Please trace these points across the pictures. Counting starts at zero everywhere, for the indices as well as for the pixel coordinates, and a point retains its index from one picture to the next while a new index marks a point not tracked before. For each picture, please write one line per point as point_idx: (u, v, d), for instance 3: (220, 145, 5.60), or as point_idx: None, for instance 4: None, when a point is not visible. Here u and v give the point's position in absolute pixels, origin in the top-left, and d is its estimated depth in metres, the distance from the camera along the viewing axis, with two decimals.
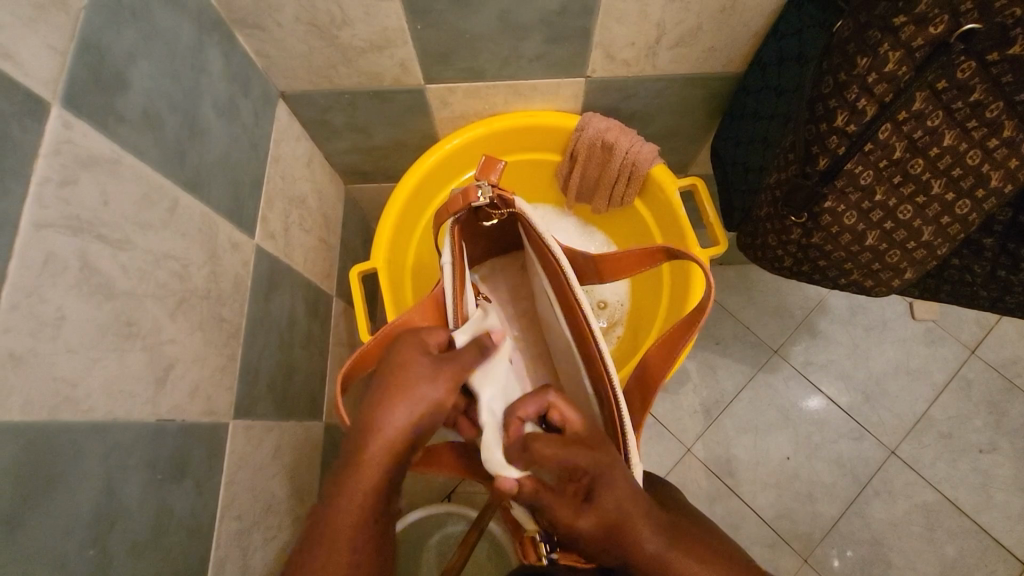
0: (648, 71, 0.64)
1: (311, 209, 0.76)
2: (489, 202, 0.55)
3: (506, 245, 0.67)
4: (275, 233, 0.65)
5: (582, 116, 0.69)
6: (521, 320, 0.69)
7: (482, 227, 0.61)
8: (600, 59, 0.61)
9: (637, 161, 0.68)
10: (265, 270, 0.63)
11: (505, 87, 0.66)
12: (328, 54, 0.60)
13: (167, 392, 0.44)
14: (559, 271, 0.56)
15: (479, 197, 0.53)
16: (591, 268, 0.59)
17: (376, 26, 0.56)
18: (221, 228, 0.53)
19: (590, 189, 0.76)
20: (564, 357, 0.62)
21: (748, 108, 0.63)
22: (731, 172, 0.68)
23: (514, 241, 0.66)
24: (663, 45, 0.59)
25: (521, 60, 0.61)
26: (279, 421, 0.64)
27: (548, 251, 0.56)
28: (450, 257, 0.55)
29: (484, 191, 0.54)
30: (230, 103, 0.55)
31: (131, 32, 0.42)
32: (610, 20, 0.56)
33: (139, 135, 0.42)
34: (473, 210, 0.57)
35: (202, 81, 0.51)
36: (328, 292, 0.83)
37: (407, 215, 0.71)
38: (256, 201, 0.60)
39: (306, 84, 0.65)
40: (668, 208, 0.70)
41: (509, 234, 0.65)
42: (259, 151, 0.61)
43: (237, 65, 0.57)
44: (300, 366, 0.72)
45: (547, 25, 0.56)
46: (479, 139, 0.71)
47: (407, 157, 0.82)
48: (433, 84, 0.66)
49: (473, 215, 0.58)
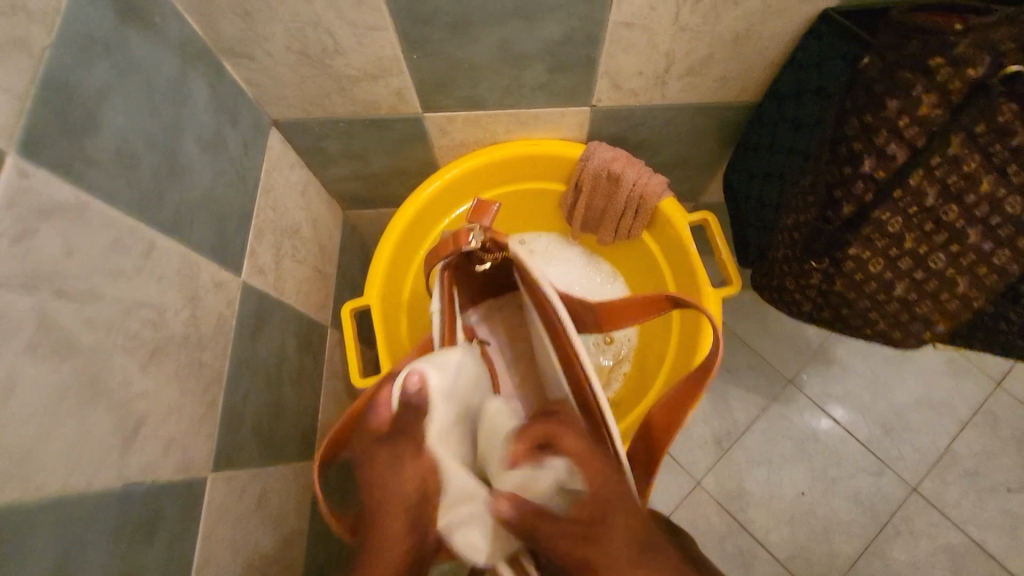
0: (657, 100, 0.61)
1: (305, 238, 0.73)
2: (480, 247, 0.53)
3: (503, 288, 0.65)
4: (264, 268, 0.62)
5: (587, 145, 0.66)
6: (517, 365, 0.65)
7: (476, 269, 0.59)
8: (605, 88, 0.58)
9: (644, 194, 0.65)
10: (252, 307, 0.60)
11: (506, 116, 0.63)
12: (321, 83, 0.58)
13: (136, 450, 0.41)
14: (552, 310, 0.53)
15: (470, 242, 0.52)
16: (590, 319, 0.55)
17: (370, 55, 0.53)
18: (203, 267, 0.51)
19: (595, 220, 0.73)
20: (563, 409, 0.58)
21: (763, 140, 0.59)
22: (745, 205, 0.65)
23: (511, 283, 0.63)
24: (672, 74, 0.56)
25: (523, 89, 0.58)
26: (262, 466, 0.60)
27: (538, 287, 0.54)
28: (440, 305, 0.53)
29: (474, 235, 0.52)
30: (217, 136, 0.53)
31: (102, 68, 0.39)
32: (617, 49, 0.53)
33: (111, 178, 0.40)
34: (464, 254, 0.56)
35: (184, 114, 0.48)
36: (322, 322, 0.80)
37: (403, 247, 0.68)
38: (244, 235, 0.58)
39: (299, 113, 0.63)
40: (677, 245, 0.66)
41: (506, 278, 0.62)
42: (248, 183, 0.58)
43: (224, 95, 0.54)
44: (290, 403, 0.69)
45: (550, 54, 0.53)
46: (480, 168, 0.68)
47: (407, 184, 0.80)
48: (432, 113, 0.63)
49: (465, 259, 0.57)
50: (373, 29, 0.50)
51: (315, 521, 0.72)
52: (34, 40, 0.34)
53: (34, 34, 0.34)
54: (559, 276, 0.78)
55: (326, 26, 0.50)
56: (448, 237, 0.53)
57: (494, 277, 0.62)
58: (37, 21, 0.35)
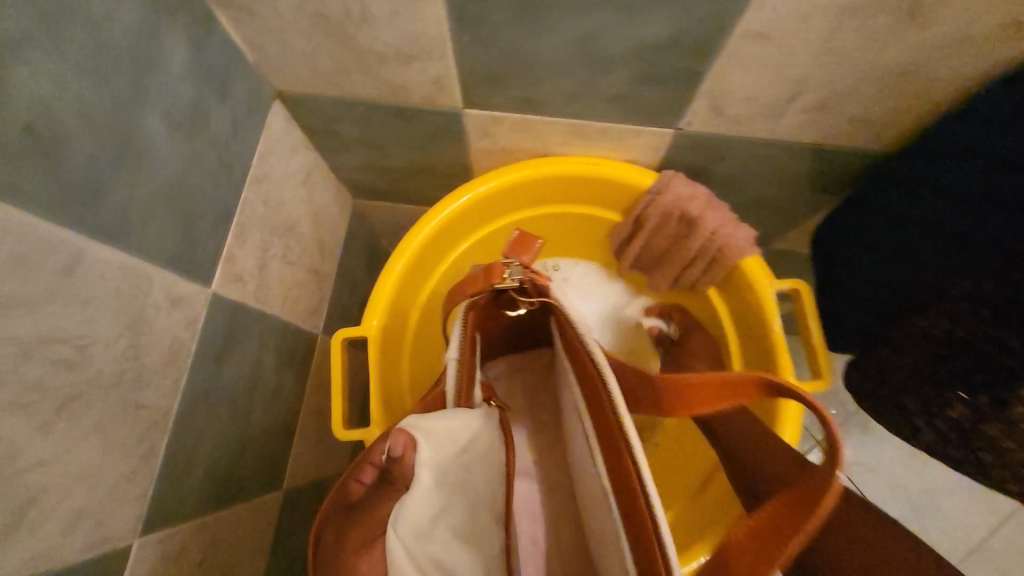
0: (762, 133, 0.47)
1: (302, 235, 0.61)
2: (516, 288, 0.42)
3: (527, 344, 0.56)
4: (244, 274, 0.51)
5: (660, 174, 0.53)
6: (536, 439, 0.54)
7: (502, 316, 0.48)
8: (701, 110, 0.45)
9: (724, 247, 0.52)
10: (222, 324, 0.48)
11: (566, 126, 0.50)
12: (339, 56, 0.45)
13: (22, 536, 0.31)
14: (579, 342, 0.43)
15: (506, 278, 0.41)
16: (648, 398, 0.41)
17: (406, 30, 0.40)
18: (156, 280, 0.39)
19: (649, 263, 0.60)
20: (593, 506, 0.42)
21: (886, 203, 0.46)
22: (840, 274, 0.53)
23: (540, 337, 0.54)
24: (794, 106, 0.43)
25: (595, 98, 0.45)
26: (213, 512, 0.50)
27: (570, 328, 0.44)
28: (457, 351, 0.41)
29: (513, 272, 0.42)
30: (196, 111, 0.41)
31: (21, 11, 0.27)
32: (731, 66, 0.39)
33: (19, 166, 0.28)
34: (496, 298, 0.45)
35: (148, 80, 0.36)
36: (312, 331, 0.68)
37: (416, 267, 0.56)
38: (220, 236, 0.46)
39: (309, 88, 0.50)
40: (752, 314, 0.54)
41: (532, 331, 0.53)
42: (234, 172, 0.46)
43: (212, 56, 0.42)
44: (259, 431, 0.58)
45: (642, 60, 0.40)
46: (525, 184, 0.56)
47: (431, 183, 0.67)
48: (474, 110, 0.50)
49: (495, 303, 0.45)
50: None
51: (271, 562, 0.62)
52: None
53: None
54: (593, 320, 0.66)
55: None
56: (480, 273, 0.42)
57: (519, 328, 0.52)
58: None
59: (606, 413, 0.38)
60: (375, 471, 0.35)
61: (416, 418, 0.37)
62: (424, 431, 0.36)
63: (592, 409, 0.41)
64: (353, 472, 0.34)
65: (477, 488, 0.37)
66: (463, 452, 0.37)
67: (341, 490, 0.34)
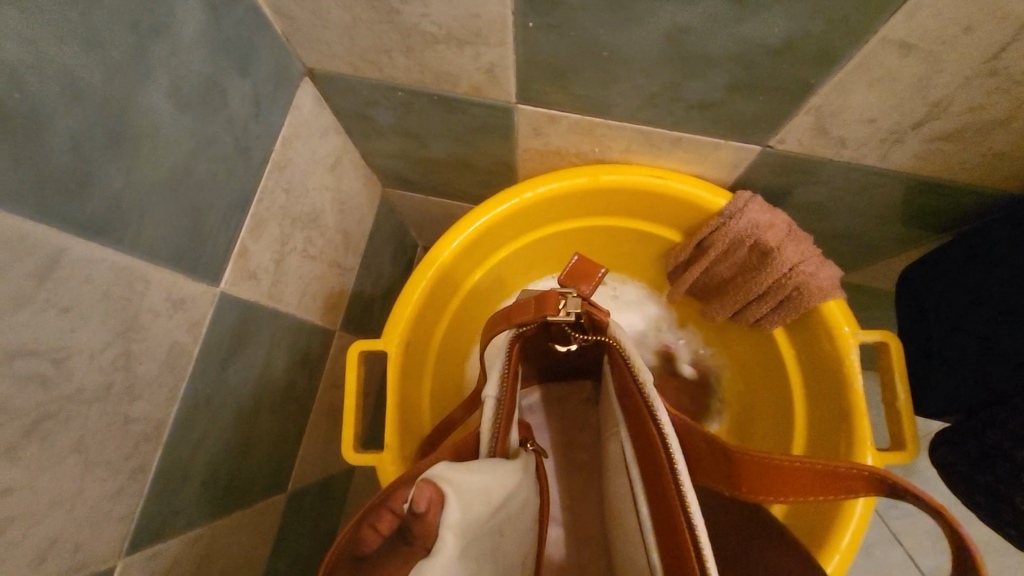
0: (869, 160, 0.40)
1: (325, 227, 0.56)
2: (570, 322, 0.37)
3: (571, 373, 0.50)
4: (259, 270, 0.46)
5: (735, 195, 0.46)
6: (569, 482, 0.48)
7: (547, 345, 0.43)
8: (803, 127, 0.38)
9: (804, 287, 0.45)
10: (231, 325, 0.43)
11: (634, 132, 0.43)
12: (380, 33, 0.39)
13: None
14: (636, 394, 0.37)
15: (562, 310, 0.36)
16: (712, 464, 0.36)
17: (461, 7, 0.34)
18: (155, 280, 0.34)
19: (707, 292, 0.54)
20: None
21: (993, 253, 0.40)
22: (914, 324, 0.47)
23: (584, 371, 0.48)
24: (920, 132, 0.35)
25: (675, 103, 0.38)
26: (211, 523, 0.46)
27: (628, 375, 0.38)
28: (497, 389, 0.36)
29: (569, 302, 0.37)
30: (211, 87, 0.35)
31: None
32: (857, 77, 0.32)
33: None
34: (543, 328, 0.40)
35: (154, 47, 0.30)
36: (329, 328, 0.64)
37: (448, 276, 0.50)
38: (234, 229, 0.41)
39: (344, 67, 0.44)
40: (828, 365, 0.47)
41: (577, 364, 0.47)
42: (253, 157, 0.41)
43: (234, 24, 0.36)
44: (265, 436, 0.53)
45: (746, 62, 0.33)
46: (576, 192, 0.49)
47: (469, 179, 0.61)
48: (528, 106, 0.43)
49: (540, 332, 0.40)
50: None
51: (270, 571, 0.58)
52: None
53: None
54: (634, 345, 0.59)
55: None
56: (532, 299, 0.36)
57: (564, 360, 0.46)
58: None
59: (663, 480, 0.32)
60: (394, 521, 0.28)
61: (444, 468, 0.31)
62: (453, 482, 0.30)
63: (644, 469, 0.35)
64: (367, 517, 0.29)
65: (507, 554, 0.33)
66: (495, 512, 0.31)
67: (348, 541, 0.28)
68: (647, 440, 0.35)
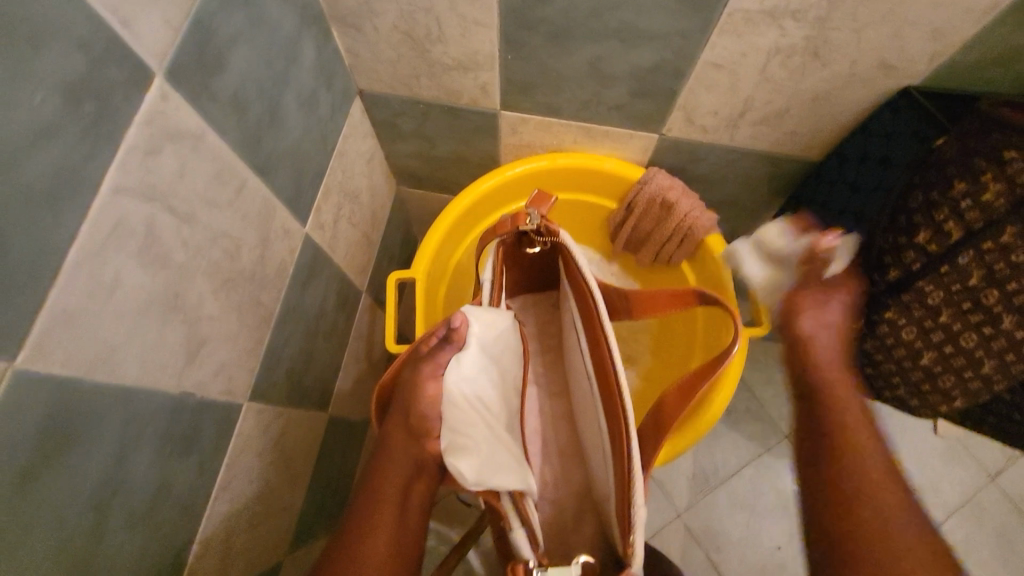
0: (724, 140, 0.63)
1: (362, 205, 0.77)
2: (535, 230, 0.56)
3: (543, 281, 0.69)
4: (324, 224, 0.66)
5: (647, 169, 0.69)
6: (544, 356, 0.69)
7: (525, 257, 0.63)
8: (679, 120, 0.61)
9: (693, 226, 0.67)
10: (308, 259, 0.63)
11: (578, 127, 0.66)
12: (414, 64, 0.61)
13: (195, 368, 0.45)
14: (578, 278, 0.57)
15: (528, 224, 0.55)
16: (623, 305, 0.57)
17: (469, 48, 0.56)
18: (279, 214, 0.54)
19: (638, 241, 0.76)
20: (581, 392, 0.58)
21: (817, 198, 0.62)
22: None
23: (547, 278, 0.68)
24: (745, 120, 0.58)
25: (600, 106, 0.61)
26: (286, 406, 0.63)
27: (572, 263, 0.58)
28: (491, 273, 0.58)
29: (533, 219, 0.55)
30: (313, 95, 0.56)
31: (239, 16, 0.42)
32: (699, 86, 0.55)
33: (224, 115, 0.43)
34: (517, 237, 0.59)
35: (292, 71, 0.51)
36: (359, 288, 0.83)
37: (453, 230, 0.72)
38: (315, 191, 0.61)
39: (385, 88, 0.66)
40: (715, 279, 0.69)
41: (543, 269, 0.66)
42: (328, 144, 0.62)
43: (327, 58, 0.58)
44: (319, 357, 0.71)
45: (637, 78, 0.56)
46: (541, 171, 0.71)
47: (465, 174, 0.83)
48: (508, 112, 0.66)
49: (515, 241, 0.59)
50: (480, 25, 0.53)
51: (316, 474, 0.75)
52: None
53: None
54: None
55: (437, 14, 0.53)
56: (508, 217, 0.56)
57: (536, 269, 0.66)
58: None
59: (593, 323, 0.54)
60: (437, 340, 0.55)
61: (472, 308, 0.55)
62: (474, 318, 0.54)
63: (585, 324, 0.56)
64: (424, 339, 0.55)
65: (504, 367, 0.57)
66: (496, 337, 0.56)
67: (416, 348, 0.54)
68: (587, 303, 0.55)
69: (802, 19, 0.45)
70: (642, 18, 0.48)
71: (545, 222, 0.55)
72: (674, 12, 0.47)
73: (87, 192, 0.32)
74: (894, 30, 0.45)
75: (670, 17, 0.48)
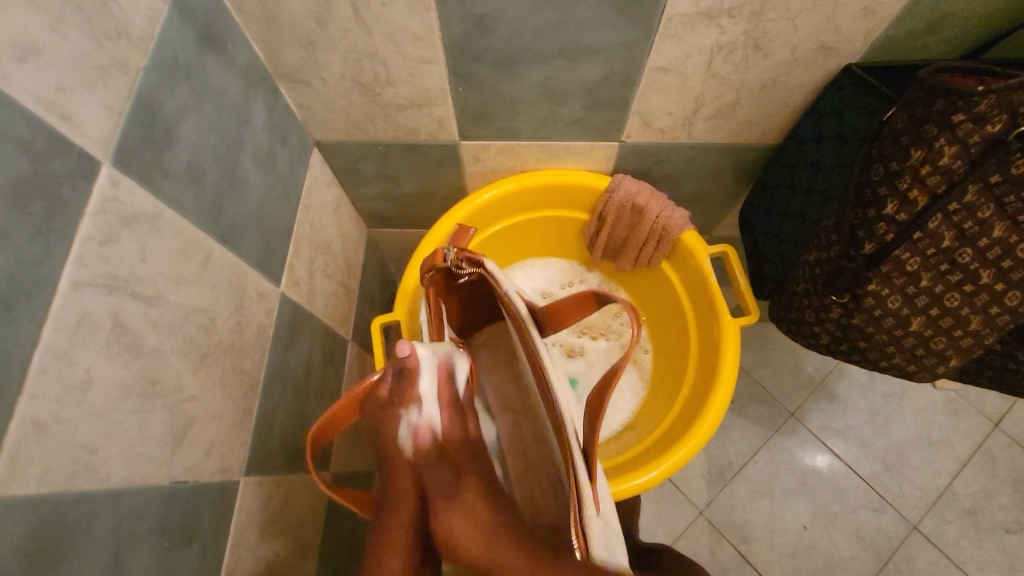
0: (682, 138, 0.63)
1: (335, 254, 0.75)
2: (456, 266, 0.55)
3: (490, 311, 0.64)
4: (299, 280, 0.64)
5: (613, 177, 0.69)
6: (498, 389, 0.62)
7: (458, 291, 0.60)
8: (636, 126, 0.62)
9: (667, 226, 0.68)
10: (288, 317, 0.61)
11: (538, 146, 0.66)
12: (367, 109, 0.61)
13: (184, 453, 0.43)
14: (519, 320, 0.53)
15: (446, 260, 0.54)
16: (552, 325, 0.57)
17: (418, 85, 0.57)
18: (250, 277, 0.52)
19: (616, 248, 0.76)
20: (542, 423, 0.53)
21: (783, 180, 0.63)
22: (763, 241, 0.70)
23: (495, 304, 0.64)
24: (699, 116, 0.59)
25: (557, 123, 0.62)
26: (288, 474, 0.61)
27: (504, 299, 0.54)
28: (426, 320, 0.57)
29: (451, 255, 0.55)
30: (269, 154, 0.56)
31: (183, 89, 0.42)
32: (650, 91, 0.56)
33: (181, 190, 0.42)
34: (449, 275, 0.58)
35: (245, 133, 0.51)
36: (346, 337, 0.81)
37: (432, 266, 0.72)
38: (285, 249, 0.60)
39: (341, 136, 0.66)
40: (697, 274, 0.69)
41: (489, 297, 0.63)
42: (291, 199, 0.61)
43: (278, 115, 0.57)
44: (314, 415, 0.69)
45: (588, 92, 0.56)
46: (509, 194, 0.71)
47: (435, 207, 0.82)
48: (468, 141, 0.66)
49: (449, 279, 0.58)
50: (426, 63, 0.53)
51: (329, 535, 0.72)
52: (133, 63, 0.37)
53: (133, 58, 0.37)
54: (574, 295, 0.82)
55: (382, 58, 0.53)
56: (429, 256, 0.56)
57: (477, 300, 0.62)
58: (135, 46, 0.37)
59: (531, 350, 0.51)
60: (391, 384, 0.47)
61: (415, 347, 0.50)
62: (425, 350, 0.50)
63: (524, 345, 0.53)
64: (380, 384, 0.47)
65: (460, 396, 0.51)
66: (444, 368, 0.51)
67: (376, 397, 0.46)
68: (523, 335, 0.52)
69: (737, 14, 0.46)
70: (583, 34, 0.49)
71: (463, 254, 0.55)
72: (613, 24, 0.48)
73: (43, 294, 0.30)
74: (826, 13, 0.46)
75: (610, 30, 0.49)
